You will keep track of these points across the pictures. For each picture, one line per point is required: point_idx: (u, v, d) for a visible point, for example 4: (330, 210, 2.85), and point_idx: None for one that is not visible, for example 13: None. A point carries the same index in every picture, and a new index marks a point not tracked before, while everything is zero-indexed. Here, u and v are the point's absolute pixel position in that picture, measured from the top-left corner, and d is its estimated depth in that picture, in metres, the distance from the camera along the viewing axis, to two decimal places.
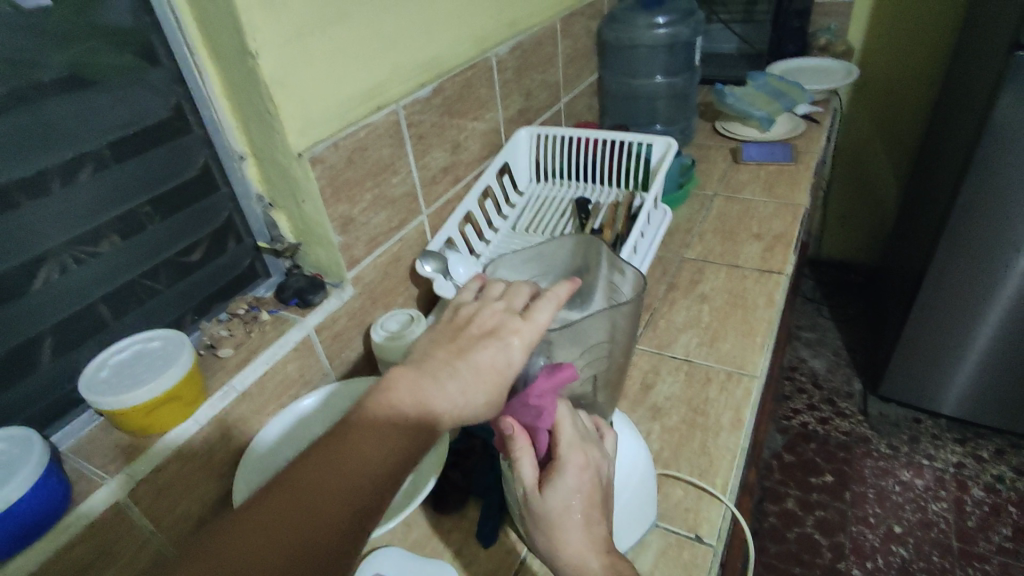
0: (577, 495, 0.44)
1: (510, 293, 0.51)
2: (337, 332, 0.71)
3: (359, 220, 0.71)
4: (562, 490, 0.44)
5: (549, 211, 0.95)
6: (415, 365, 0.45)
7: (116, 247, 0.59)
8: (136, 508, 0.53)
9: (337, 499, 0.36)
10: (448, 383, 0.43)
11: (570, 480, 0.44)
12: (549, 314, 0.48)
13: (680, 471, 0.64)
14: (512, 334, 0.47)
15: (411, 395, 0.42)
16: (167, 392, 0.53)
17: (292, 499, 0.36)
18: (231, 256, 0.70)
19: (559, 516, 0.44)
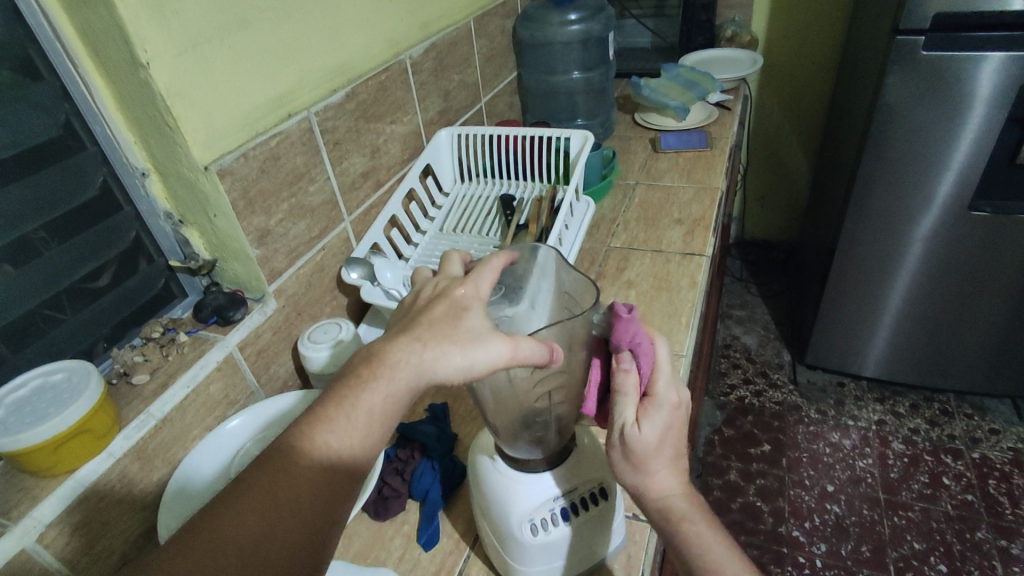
0: (673, 434, 0.48)
1: (446, 269, 0.51)
2: (262, 347, 0.69)
3: (276, 231, 0.69)
4: (663, 429, 0.47)
5: (476, 209, 0.95)
6: (355, 381, 0.42)
7: (9, 276, 0.55)
8: (47, 552, 0.50)
9: (295, 493, 0.38)
10: (376, 392, 0.41)
11: (664, 418, 0.47)
12: (484, 278, 0.48)
13: None
14: (469, 294, 0.47)
15: (349, 409, 0.41)
16: (74, 426, 0.50)
17: (259, 496, 0.38)
18: (142, 277, 0.67)
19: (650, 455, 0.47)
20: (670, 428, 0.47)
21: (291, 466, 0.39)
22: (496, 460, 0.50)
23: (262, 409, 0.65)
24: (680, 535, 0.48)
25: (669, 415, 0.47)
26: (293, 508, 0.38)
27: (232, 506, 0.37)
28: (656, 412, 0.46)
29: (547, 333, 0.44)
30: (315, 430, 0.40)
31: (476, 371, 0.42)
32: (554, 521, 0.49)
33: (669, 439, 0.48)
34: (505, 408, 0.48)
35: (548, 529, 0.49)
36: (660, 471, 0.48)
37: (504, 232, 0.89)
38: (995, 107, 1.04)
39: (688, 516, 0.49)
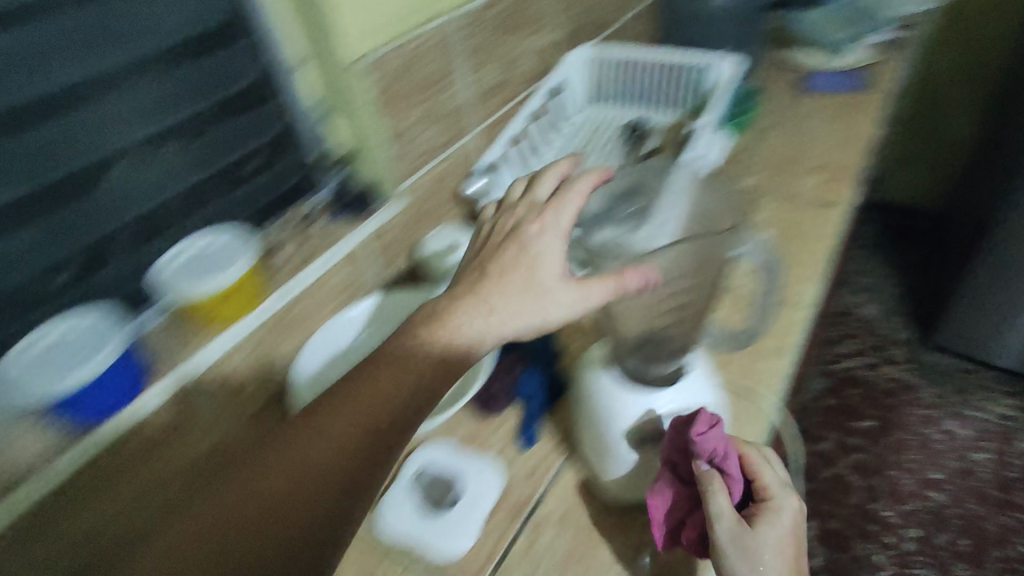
0: (785, 546, 0.46)
1: (530, 194, 0.53)
2: (388, 243, 0.74)
3: (408, 134, 0.71)
4: (782, 535, 0.46)
5: (603, 132, 0.94)
6: (462, 300, 0.47)
7: (175, 153, 0.60)
8: (206, 389, 0.58)
9: (404, 372, 0.45)
10: (476, 318, 0.46)
11: (779, 524, 0.47)
12: (570, 212, 0.49)
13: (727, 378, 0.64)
14: (557, 228, 0.49)
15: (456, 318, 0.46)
16: (230, 286, 0.57)
17: (377, 373, 0.46)
18: (283, 167, 0.69)
19: (767, 559, 0.45)
20: (789, 530, 0.47)
21: (406, 355, 0.46)
22: (603, 375, 0.50)
23: (392, 301, 0.72)
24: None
25: (784, 523, 0.47)
26: (401, 384, 0.45)
27: (360, 378, 0.47)
28: (774, 515, 0.47)
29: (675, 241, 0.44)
30: (430, 326, 0.46)
31: (574, 314, 0.46)
32: (658, 439, 0.50)
33: (788, 539, 0.47)
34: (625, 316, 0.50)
35: (651, 445, 0.50)
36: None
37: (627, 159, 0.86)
38: None
39: None
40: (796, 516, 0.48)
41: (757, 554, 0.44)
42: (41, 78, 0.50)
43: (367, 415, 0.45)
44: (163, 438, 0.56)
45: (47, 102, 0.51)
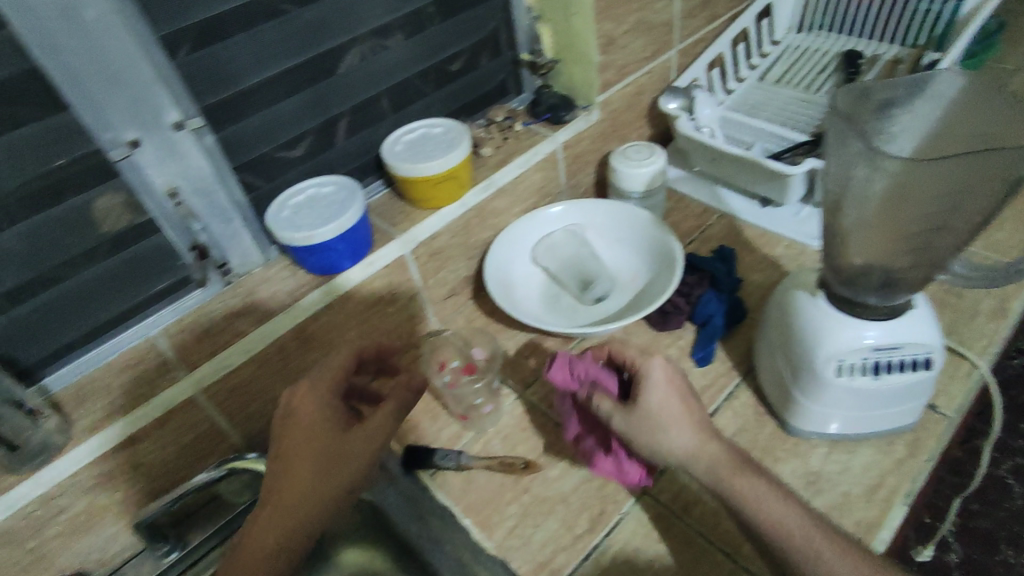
0: (673, 396, 0.47)
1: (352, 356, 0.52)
2: (579, 153, 0.74)
3: (619, 41, 0.71)
4: (662, 389, 0.47)
5: (808, 62, 0.85)
6: (289, 408, 0.48)
7: (400, 44, 0.64)
8: (415, 264, 0.63)
9: (310, 416, 0.48)
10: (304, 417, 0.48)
11: (656, 384, 0.47)
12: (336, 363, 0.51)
13: None
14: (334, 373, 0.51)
15: (310, 391, 0.49)
16: (449, 171, 0.60)
17: (300, 427, 0.48)
18: (485, 71, 0.73)
19: (661, 421, 0.46)
20: (672, 384, 0.48)
21: (297, 412, 0.48)
22: (816, 300, 0.50)
23: (586, 207, 0.71)
24: (763, 506, 0.43)
25: (659, 377, 0.47)
26: (329, 430, 0.48)
27: (288, 440, 0.48)
28: (646, 380, 0.47)
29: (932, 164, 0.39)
30: (298, 390, 0.49)
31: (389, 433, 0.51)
32: (864, 371, 0.48)
33: (682, 395, 0.47)
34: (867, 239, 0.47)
35: (854, 375, 0.48)
36: (681, 433, 0.46)
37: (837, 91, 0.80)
38: None
39: (741, 477, 0.44)
40: (669, 369, 0.48)
41: (655, 426, 0.46)
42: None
43: (327, 457, 0.47)
44: (376, 301, 0.62)
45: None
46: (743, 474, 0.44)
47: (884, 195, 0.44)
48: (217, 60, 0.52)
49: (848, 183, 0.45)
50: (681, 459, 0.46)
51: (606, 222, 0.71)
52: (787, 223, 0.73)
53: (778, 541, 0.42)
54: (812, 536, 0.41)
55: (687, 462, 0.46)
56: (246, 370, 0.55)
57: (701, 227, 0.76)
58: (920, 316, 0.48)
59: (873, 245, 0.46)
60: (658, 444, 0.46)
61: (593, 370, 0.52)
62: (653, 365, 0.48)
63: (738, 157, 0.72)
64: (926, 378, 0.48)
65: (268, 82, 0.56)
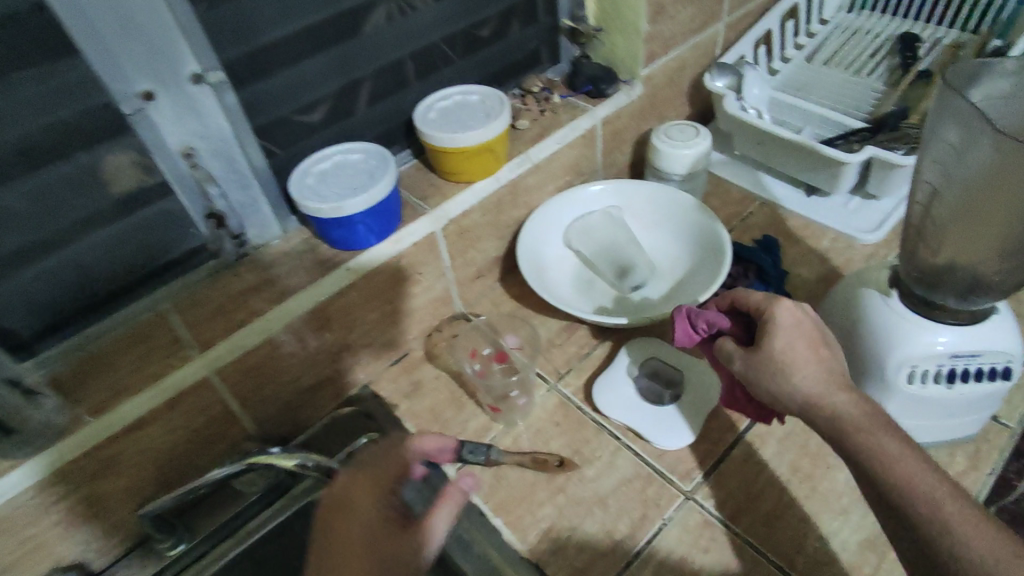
0: (801, 338, 0.42)
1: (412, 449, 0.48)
2: (617, 130, 0.70)
3: (668, 10, 0.65)
4: (788, 328, 0.42)
5: (858, 44, 0.80)
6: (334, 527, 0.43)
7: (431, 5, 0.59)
8: (444, 243, 0.58)
9: (358, 531, 0.42)
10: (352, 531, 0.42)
11: (781, 324, 0.42)
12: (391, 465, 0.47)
13: None
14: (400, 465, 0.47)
15: (346, 502, 0.44)
16: (487, 143, 0.56)
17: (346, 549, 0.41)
18: (519, 38, 0.68)
19: (785, 363, 0.41)
20: (802, 326, 0.42)
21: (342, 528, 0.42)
22: (887, 299, 0.46)
23: (624, 188, 0.67)
24: (896, 460, 0.36)
25: (784, 318, 0.42)
26: (372, 549, 0.41)
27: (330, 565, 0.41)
28: (770, 320, 0.43)
29: None
30: (336, 510, 0.44)
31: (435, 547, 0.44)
32: (937, 379, 0.45)
33: (814, 340, 0.42)
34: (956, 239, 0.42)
35: (926, 383, 0.45)
36: (806, 376, 0.40)
37: (891, 76, 0.75)
38: None
39: (871, 431, 0.37)
40: (799, 311, 0.43)
41: (775, 368, 0.41)
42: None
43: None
44: (401, 282, 0.57)
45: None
46: (873, 425, 0.38)
47: (982, 180, 0.39)
48: (243, 8, 0.47)
49: (949, 171, 0.41)
50: (805, 406, 0.41)
51: (646, 206, 0.67)
52: (834, 214, 0.69)
53: (905, 501, 0.34)
54: (942, 505, 0.33)
55: (807, 407, 0.40)
56: (262, 351, 0.51)
57: (741, 215, 0.72)
58: (1001, 322, 0.44)
59: (961, 238, 0.42)
60: (780, 389, 0.41)
61: (715, 320, 0.47)
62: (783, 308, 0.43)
63: (790, 142, 0.67)
64: (1000, 389, 0.45)
65: (295, 35, 0.51)
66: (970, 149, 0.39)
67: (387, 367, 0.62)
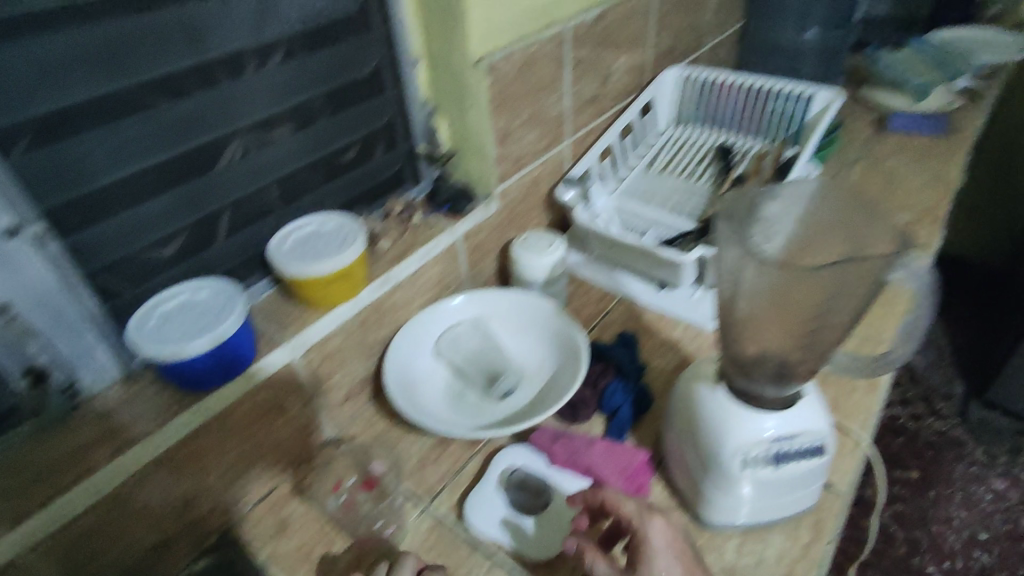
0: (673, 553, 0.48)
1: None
2: (479, 243, 0.74)
3: (514, 135, 0.72)
4: (661, 544, 0.48)
5: (689, 154, 0.91)
6: None
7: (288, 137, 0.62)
8: (304, 370, 0.58)
9: None
10: None
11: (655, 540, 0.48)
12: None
13: None
14: None
15: None
16: (344, 269, 0.57)
17: None
18: (381, 162, 0.72)
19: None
20: (674, 549, 0.48)
21: None
22: (715, 391, 0.51)
23: (485, 297, 0.70)
24: None
25: (660, 536, 0.48)
26: None
27: None
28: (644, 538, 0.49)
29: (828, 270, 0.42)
30: None
31: None
32: (765, 463, 0.49)
33: (687, 562, 0.48)
34: (758, 329, 0.48)
35: (757, 467, 0.49)
36: None
37: (716, 180, 0.86)
38: None
39: None
40: (667, 532, 0.49)
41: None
42: (203, 46, 0.52)
43: None
44: (260, 416, 0.55)
45: (202, 72, 0.53)
46: None
47: (768, 293, 0.46)
48: (69, 159, 0.47)
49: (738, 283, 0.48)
50: None
51: (512, 314, 0.70)
52: (683, 305, 0.76)
53: None
54: None
55: None
56: (94, 514, 0.46)
57: (601, 313, 0.77)
58: (809, 403, 0.50)
59: (763, 334, 0.48)
60: None
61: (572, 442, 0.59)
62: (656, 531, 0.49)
63: (635, 246, 0.74)
64: (820, 463, 0.50)
65: (132, 178, 0.51)
66: (748, 269, 0.46)
67: (251, 507, 0.58)
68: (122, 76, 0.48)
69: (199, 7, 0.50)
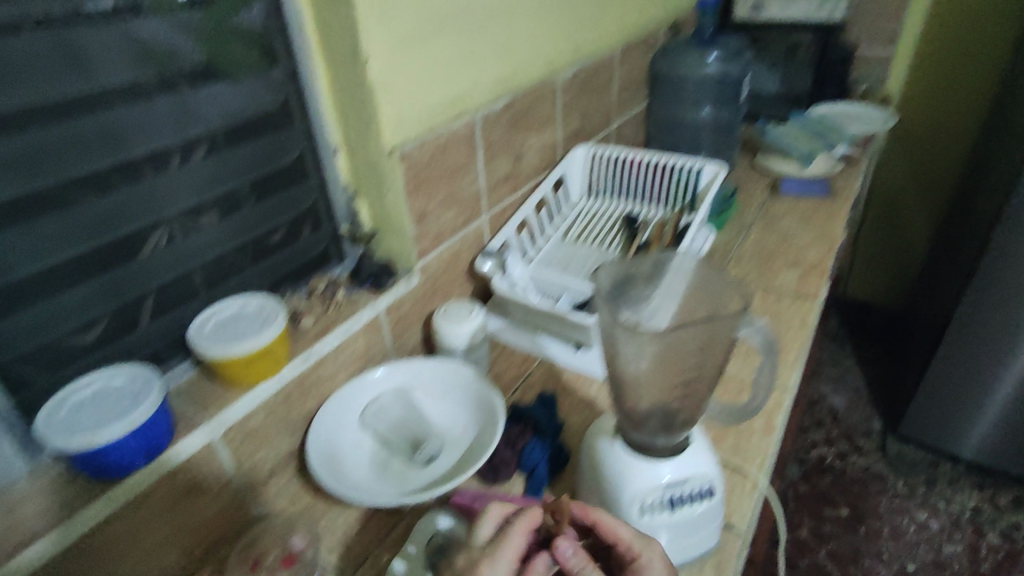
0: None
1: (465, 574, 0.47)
2: (402, 315, 0.78)
3: (432, 214, 0.78)
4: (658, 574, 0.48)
5: (600, 223, 1.00)
6: None
7: (215, 222, 0.66)
8: (225, 449, 0.59)
9: None
10: None
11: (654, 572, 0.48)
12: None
13: (722, 457, 0.68)
14: None
15: None
16: (263, 348, 0.60)
17: None
18: (307, 242, 0.76)
19: None
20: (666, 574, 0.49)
21: None
22: (614, 442, 0.55)
23: (409, 368, 0.74)
24: None
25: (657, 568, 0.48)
26: None
27: None
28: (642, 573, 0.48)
29: (691, 330, 0.48)
30: None
31: None
32: (662, 508, 0.53)
33: None
34: (642, 388, 0.52)
35: (654, 513, 0.53)
36: None
37: (623, 247, 0.93)
38: None
39: None
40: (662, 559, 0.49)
41: None
42: (124, 147, 0.56)
43: None
44: (178, 498, 0.56)
45: (125, 168, 0.57)
46: None
47: (648, 357, 0.51)
48: None
49: (617, 350, 0.52)
50: None
51: (434, 381, 0.74)
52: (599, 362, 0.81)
53: None
54: None
55: None
56: None
57: (523, 375, 0.81)
58: (699, 447, 0.55)
59: (643, 392, 0.52)
60: None
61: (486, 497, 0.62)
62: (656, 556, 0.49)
63: (549, 311, 0.80)
64: (715, 502, 0.54)
65: (53, 271, 0.53)
66: (627, 340, 0.50)
67: None
68: (41, 178, 0.51)
69: (120, 114, 0.55)
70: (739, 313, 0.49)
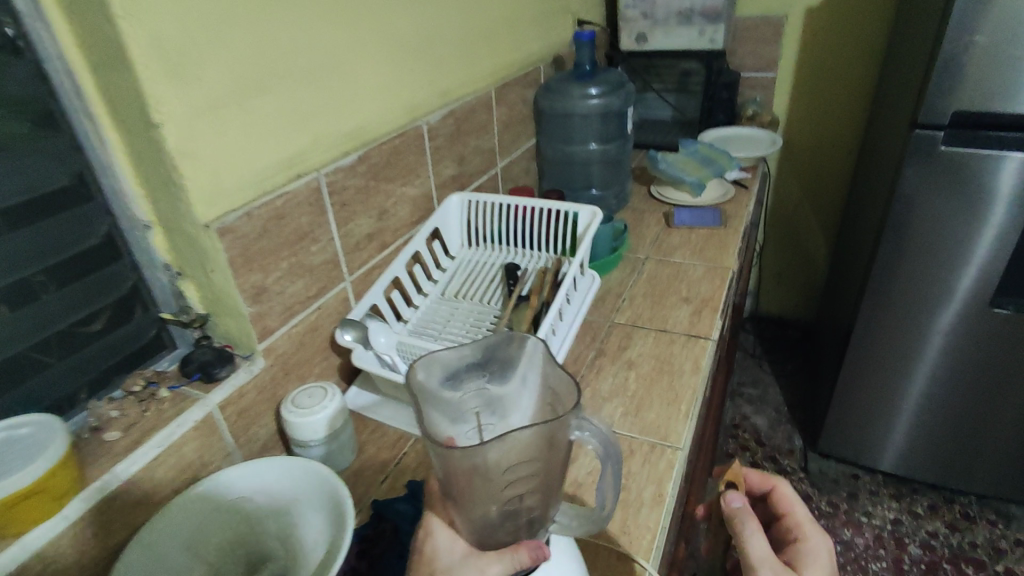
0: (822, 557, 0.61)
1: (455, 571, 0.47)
2: (244, 408, 0.67)
3: (273, 289, 0.69)
4: (818, 542, 0.63)
5: (480, 276, 0.93)
6: None
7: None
8: None
9: None
10: None
11: (819, 540, 0.63)
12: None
13: (608, 540, 0.61)
14: None
15: None
16: (27, 487, 0.48)
17: None
18: (133, 326, 0.66)
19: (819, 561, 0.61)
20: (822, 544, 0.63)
21: None
22: None
23: (246, 472, 0.61)
24: None
25: (820, 539, 0.63)
26: None
27: None
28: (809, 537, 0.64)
29: (523, 435, 0.44)
30: None
31: None
32: None
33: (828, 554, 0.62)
34: (481, 498, 0.48)
35: None
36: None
37: (505, 302, 0.87)
38: (1016, 208, 1.03)
39: None
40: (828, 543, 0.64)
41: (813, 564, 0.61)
42: None
43: None
44: None
45: None
46: None
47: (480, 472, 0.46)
48: None
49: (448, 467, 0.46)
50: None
51: (277, 480, 0.62)
52: None
53: None
54: None
55: None
56: None
57: (395, 459, 0.73)
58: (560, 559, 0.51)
59: (480, 503, 0.48)
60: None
61: None
62: (822, 531, 0.64)
63: None
64: None
65: None
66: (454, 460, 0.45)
67: None
68: None
69: None
70: (568, 411, 0.45)
